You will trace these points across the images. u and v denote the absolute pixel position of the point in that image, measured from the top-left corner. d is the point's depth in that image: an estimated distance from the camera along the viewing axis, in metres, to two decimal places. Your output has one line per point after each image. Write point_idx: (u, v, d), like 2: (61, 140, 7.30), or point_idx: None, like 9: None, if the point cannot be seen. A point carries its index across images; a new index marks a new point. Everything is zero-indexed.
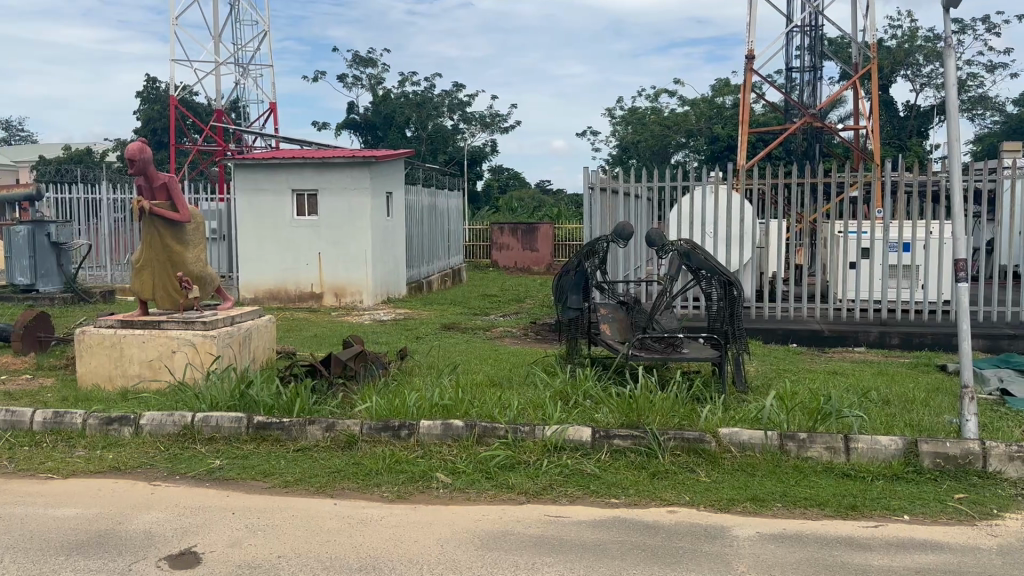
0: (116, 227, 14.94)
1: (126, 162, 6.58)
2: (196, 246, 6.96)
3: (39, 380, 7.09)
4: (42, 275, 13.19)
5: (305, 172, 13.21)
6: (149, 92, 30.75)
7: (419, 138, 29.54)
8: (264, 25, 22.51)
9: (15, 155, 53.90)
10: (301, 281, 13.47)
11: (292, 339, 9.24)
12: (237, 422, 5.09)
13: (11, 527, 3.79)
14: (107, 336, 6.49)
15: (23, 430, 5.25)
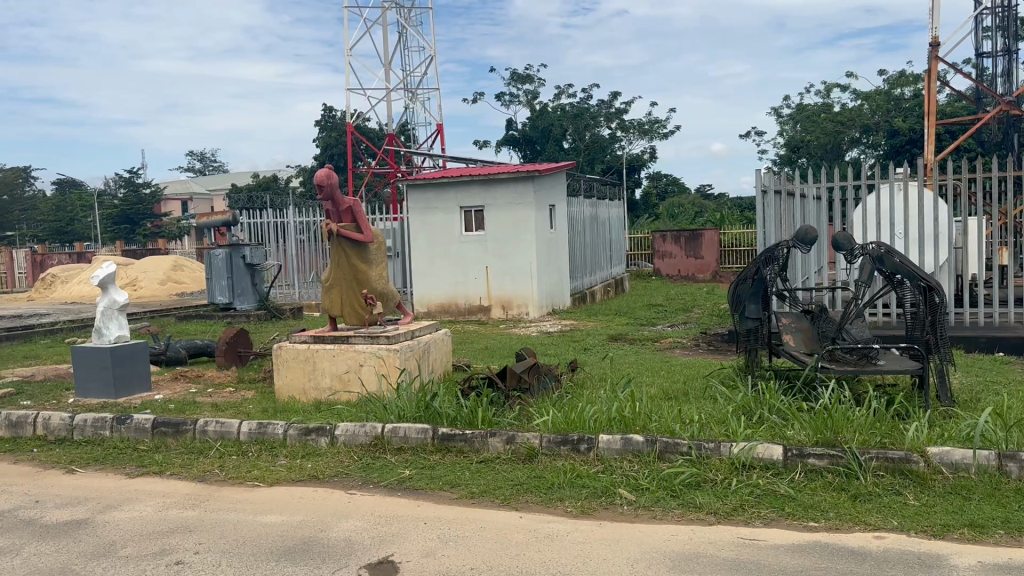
0: (302, 248, 16.08)
1: (315, 188, 7.05)
2: (378, 265, 7.34)
3: (241, 392, 7.70)
4: (239, 294, 14.41)
5: (471, 188, 13.58)
6: (325, 120, 33.00)
7: (577, 149, 29.70)
8: (430, 50, 23.51)
9: (211, 183, 59.71)
10: (469, 295, 13.85)
11: (465, 352, 9.50)
12: (423, 433, 5.28)
13: (225, 532, 4.10)
14: (301, 351, 6.94)
15: (231, 439, 5.70)
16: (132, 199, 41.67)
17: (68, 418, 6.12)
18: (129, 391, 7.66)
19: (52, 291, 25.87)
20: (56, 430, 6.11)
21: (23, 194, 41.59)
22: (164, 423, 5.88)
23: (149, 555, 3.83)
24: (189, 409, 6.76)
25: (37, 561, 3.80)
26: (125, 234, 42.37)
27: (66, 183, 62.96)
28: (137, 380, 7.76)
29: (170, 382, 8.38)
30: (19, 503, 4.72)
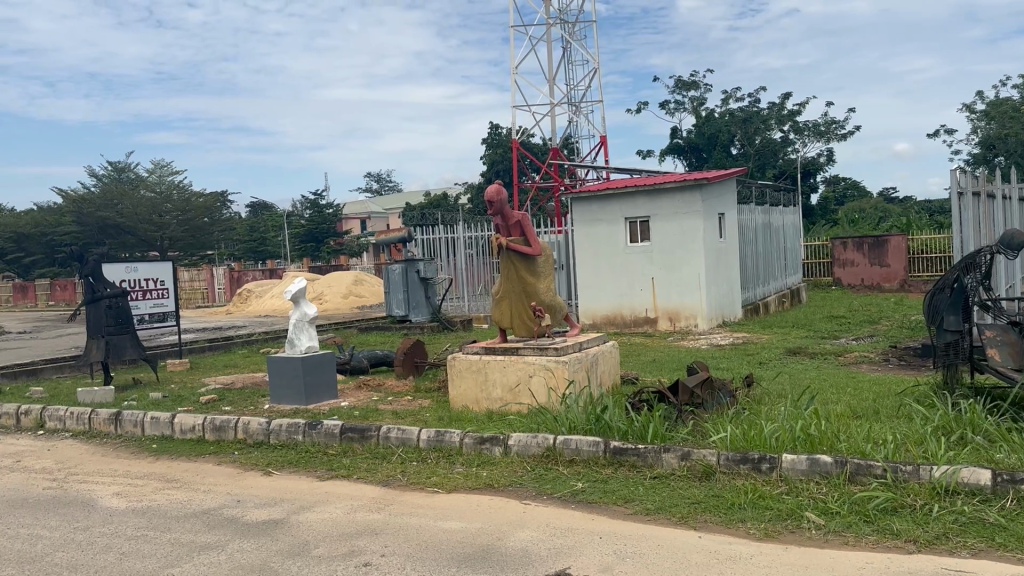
0: (471, 262, 16.59)
1: (485, 204, 7.26)
2: (546, 277, 7.41)
3: (419, 401, 8.03)
4: (414, 307, 15.09)
5: (637, 200, 13.45)
6: (491, 137, 33.95)
7: (747, 155, 28.69)
8: (594, 63, 23.60)
9: (385, 202, 63.02)
10: (636, 307, 13.70)
11: (634, 364, 9.39)
12: (595, 446, 5.26)
13: (410, 536, 4.28)
14: (473, 362, 7.13)
15: (411, 446, 5.96)
16: (317, 219, 44.92)
17: (264, 424, 6.64)
18: (318, 398, 8.21)
19: (248, 305, 28.27)
20: (254, 434, 6.64)
21: (223, 216, 45.82)
22: (350, 429, 6.25)
23: (340, 556, 4.06)
24: (371, 417, 7.14)
25: (241, 557, 4.14)
26: (310, 251, 45.61)
27: (259, 205, 68.69)
28: (325, 389, 8.30)
29: (354, 390, 8.89)
30: (224, 501, 5.17)
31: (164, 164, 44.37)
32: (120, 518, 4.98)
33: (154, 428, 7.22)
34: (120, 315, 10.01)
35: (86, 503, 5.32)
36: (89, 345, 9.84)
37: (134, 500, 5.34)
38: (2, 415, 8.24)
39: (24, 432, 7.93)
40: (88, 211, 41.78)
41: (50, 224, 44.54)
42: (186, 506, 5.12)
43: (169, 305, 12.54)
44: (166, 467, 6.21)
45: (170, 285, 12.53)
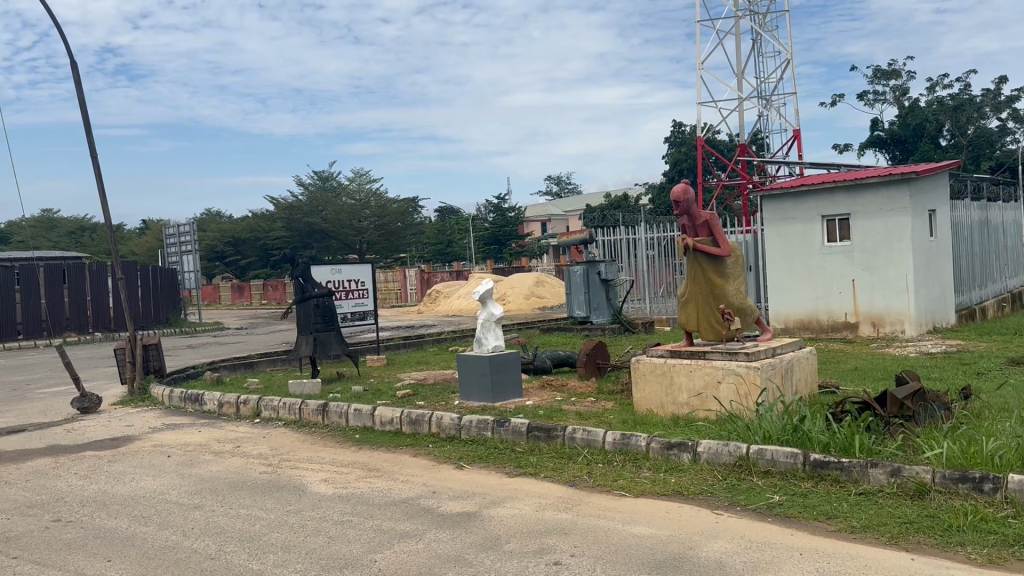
0: (652, 263, 16.36)
1: (671, 203, 7.12)
2: (736, 279, 7.15)
3: (602, 403, 8.01)
4: (594, 308, 15.10)
5: (835, 196, 12.65)
6: (674, 136, 33.40)
7: (957, 146, 26.19)
8: (786, 54, 22.50)
9: (568, 203, 63.70)
10: (833, 310, 12.88)
11: (830, 372, 8.82)
12: (793, 457, 4.99)
13: (599, 538, 4.26)
14: (658, 365, 6.99)
15: (597, 447, 5.95)
16: (500, 222, 46.22)
17: (456, 419, 6.90)
18: (504, 397, 8.41)
19: (437, 305, 29.61)
20: (447, 428, 6.91)
21: (414, 220, 48.38)
22: (537, 428, 6.34)
23: (531, 553, 4.12)
24: (556, 416, 7.20)
25: (438, 547, 4.31)
26: (494, 252, 47.06)
27: (446, 209, 71.88)
28: (511, 388, 8.49)
29: (538, 389, 9.02)
30: (421, 492, 5.42)
31: (363, 173, 47.49)
32: (327, 503, 5.36)
33: (355, 419, 7.73)
34: (326, 312, 10.81)
35: (298, 488, 5.78)
36: (299, 340, 10.71)
37: (339, 487, 5.73)
38: (226, 403, 9.15)
39: (244, 418, 8.77)
40: (297, 217, 45.68)
41: (264, 228, 49.12)
42: (387, 494, 5.42)
43: (368, 304, 13.39)
44: (367, 456, 6.62)
45: (369, 285, 13.37)
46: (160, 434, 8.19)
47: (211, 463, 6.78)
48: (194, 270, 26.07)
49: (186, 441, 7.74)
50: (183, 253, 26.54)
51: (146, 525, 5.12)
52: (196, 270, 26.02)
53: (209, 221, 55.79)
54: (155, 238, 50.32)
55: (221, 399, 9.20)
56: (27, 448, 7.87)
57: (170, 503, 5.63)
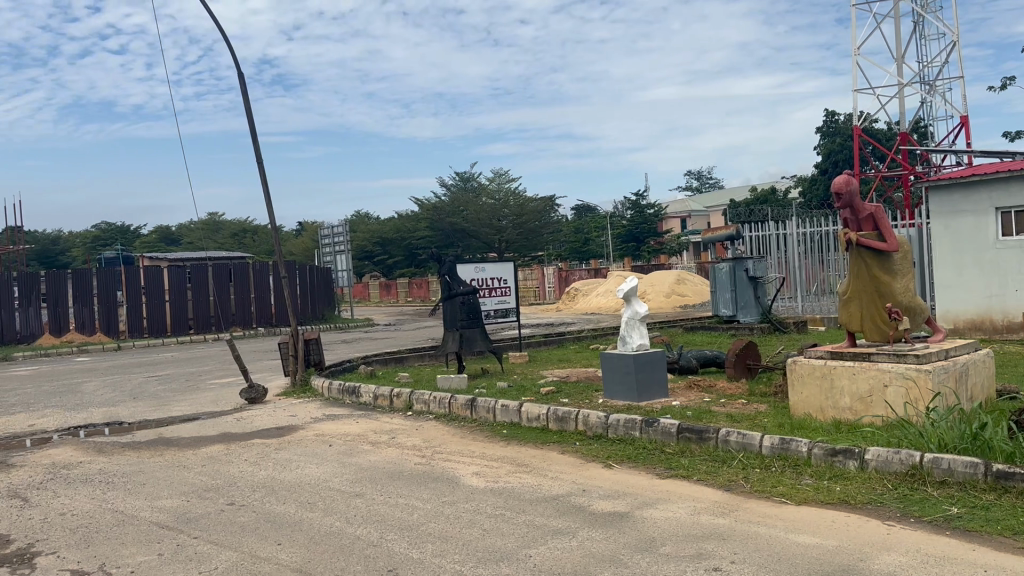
0: (804, 260, 15.61)
1: (832, 196, 6.76)
2: (904, 275, 6.68)
3: (754, 405, 7.72)
4: (742, 307, 14.59)
5: (1012, 186, 11.60)
6: (826, 126, 31.85)
7: None
8: (951, 36, 20.87)
9: (709, 198, 61.99)
10: (1009, 310, 11.83)
11: (1009, 377, 8.09)
12: (973, 467, 4.62)
13: (761, 545, 4.10)
14: (818, 367, 6.65)
15: (753, 451, 5.74)
16: (639, 219, 45.63)
17: (604, 417, 6.85)
18: (650, 396, 8.27)
19: (576, 303, 29.61)
20: (594, 426, 6.88)
21: (553, 218, 48.62)
22: (689, 429, 6.18)
23: (688, 557, 4.02)
24: (706, 418, 7.01)
25: (592, 546, 4.29)
26: (632, 250, 46.53)
27: (585, 207, 71.89)
28: (657, 387, 8.34)
29: (685, 390, 8.82)
30: (571, 489, 5.42)
31: (502, 173, 48.26)
32: (480, 496, 5.46)
33: (503, 415, 7.84)
34: (471, 309, 11.04)
35: (451, 480, 5.93)
36: (446, 337, 11.00)
37: (490, 481, 5.83)
38: (380, 395, 9.55)
39: (397, 411, 9.10)
40: (440, 217, 47.08)
41: (409, 229, 50.98)
42: (537, 490, 5.46)
43: (511, 302, 13.56)
44: (516, 451, 6.69)
45: (512, 283, 13.54)
46: (320, 424, 8.66)
47: (368, 453, 7.09)
48: (346, 269, 27.35)
49: (344, 431, 8.13)
50: (336, 252, 27.92)
51: (312, 511, 5.41)
52: (348, 269, 27.28)
53: (358, 222, 58.56)
54: (310, 239, 53.40)
55: (375, 392, 9.60)
56: (203, 434, 8.53)
57: (333, 491, 5.92)
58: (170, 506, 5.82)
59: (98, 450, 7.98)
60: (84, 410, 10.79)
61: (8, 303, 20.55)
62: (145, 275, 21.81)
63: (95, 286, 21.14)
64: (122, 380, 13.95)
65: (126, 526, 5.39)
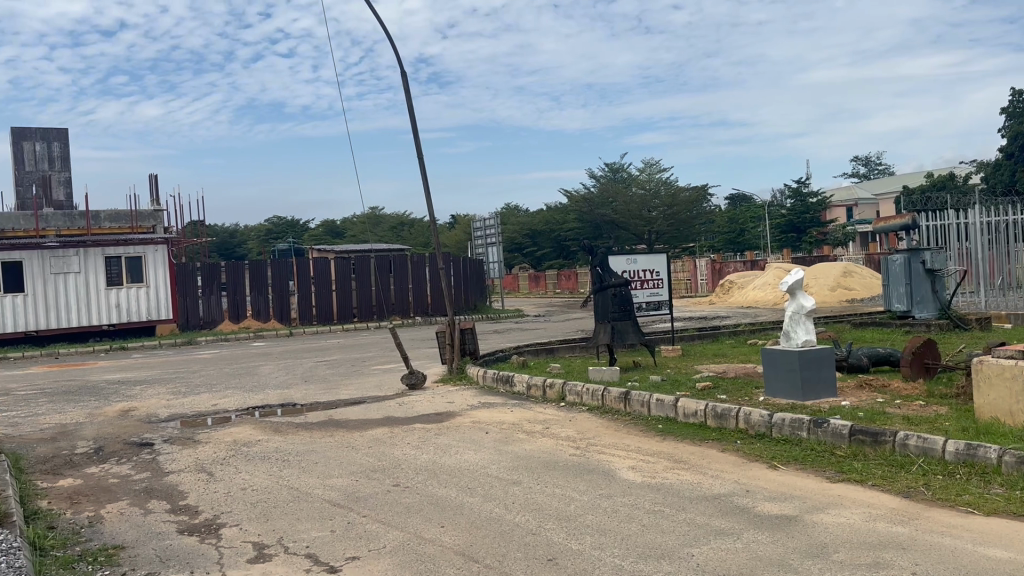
0: (990, 250, 14.31)
1: None
2: None
3: (933, 407, 7.15)
4: (918, 301, 13.58)
5: None
6: (1013, 105, 29.09)
7: None
8: None
9: (877, 185, 58.09)
10: None
11: None
12: None
13: (945, 558, 3.79)
14: (1007, 368, 6.07)
15: (933, 456, 5.32)
16: (799, 208, 43.58)
17: (767, 416, 6.58)
18: (816, 396, 7.86)
19: (731, 296, 28.67)
20: (757, 425, 6.63)
21: (706, 209, 47.31)
22: (861, 431, 5.83)
23: (864, 565, 3.79)
24: (880, 419, 6.57)
25: (758, 548, 4.13)
26: (791, 241, 44.46)
27: (740, 196, 69.50)
28: (824, 387, 7.91)
29: (854, 389, 8.30)
30: (734, 489, 5.25)
31: (653, 163, 47.51)
32: (637, 491, 5.40)
33: (659, 409, 7.71)
34: (624, 301, 10.93)
35: (607, 472, 5.90)
36: (598, 328, 10.96)
37: (647, 476, 5.75)
38: (534, 386, 9.66)
39: (550, 402, 9.17)
40: (590, 209, 47.07)
41: (559, 221, 51.35)
42: (697, 488, 5.32)
43: (663, 294, 13.32)
44: (674, 447, 6.56)
45: (665, 275, 13.30)
46: (476, 411, 8.88)
47: (524, 442, 7.18)
48: (497, 260, 27.88)
49: (500, 420, 8.29)
50: (488, 245, 28.50)
51: (472, 497, 5.55)
52: (499, 261, 27.81)
53: (509, 214, 59.58)
54: (463, 232, 54.95)
55: (529, 382, 9.73)
56: (368, 418, 8.97)
57: (492, 477, 6.06)
58: (340, 485, 6.17)
59: (274, 430, 8.58)
60: (261, 392, 11.65)
61: (194, 289, 22.05)
62: (314, 267, 23.33)
63: (270, 275, 22.80)
64: (294, 364, 14.95)
65: (301, 502, 5.76)
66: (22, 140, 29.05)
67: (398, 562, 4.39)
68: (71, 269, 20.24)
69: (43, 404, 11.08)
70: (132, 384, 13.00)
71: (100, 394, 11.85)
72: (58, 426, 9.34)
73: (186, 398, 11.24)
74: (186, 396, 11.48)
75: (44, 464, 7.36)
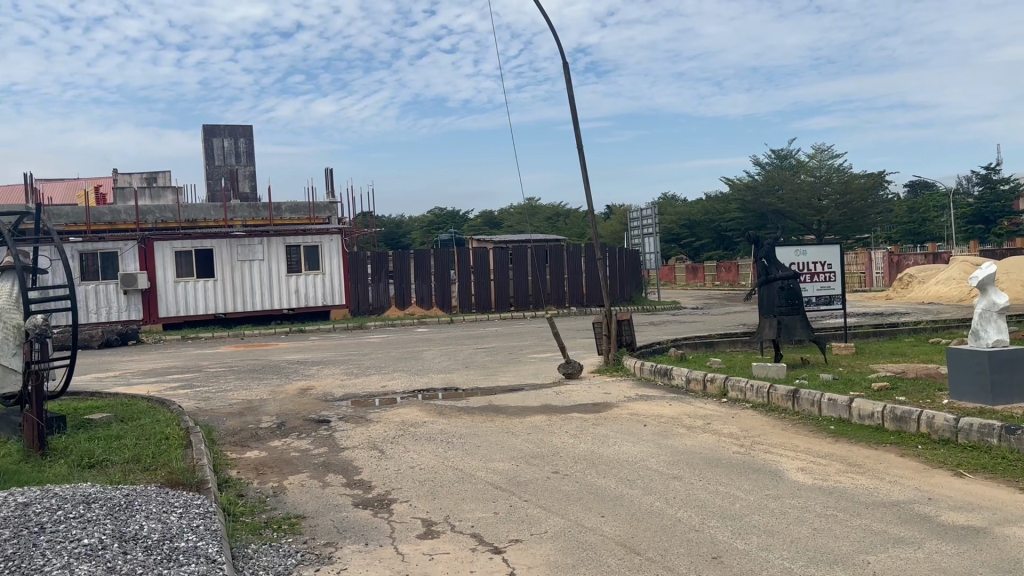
0: None
1: None
2: None
3: None
4: None
5: None
6: None
7: None
8: None
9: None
10: None
11: None
12: None
13: None
14: None
15: None
16: (989, 196, 40.04)
17: (953, 420, 6.08)
18: (1008, 401, 7.17)
19: (909, 291, 26.68)
20: (940, 430, 6.14)
21: (882, 197, 44.22)
22: None
23: None
24: None
25: (942, 560, 3.85)
26: (979, 233, 40.74)
27: (920, 183, 64.52)
28: (1018, 391, 7.19)
29: None
30: (914, 496, 4.90)
31: (824, 149, 44.96)
32: (807, 493, 5.16)
33: (830, 410, 7.33)
34: (791, 295, 10.41)
35: (774, 473, 5.68)
36: (762, 323, 10.54)
37: (818, 478, 5.49)
38: (694, 379, 9.44)
39: (712, 397, 8.94)
40: (752, 198, 45.40)
41: (720, 211, 49.90)
42: (874, 494, 5.02)
43: (836, 288, 12.58)
44: (847, 450, 6.21)
45: (838, 268, 12.57)
46: (634, 403, 8.82)
47: (685, 437, 7.05)
48: (653, 252, 27.41)
49: (659, 413, 8.18)
50: (644, 235, 27.83)
51: (633, 488, 5.52)
52: (657, 252, 27.08)
53: (667, 204, 58.45)
54: (619, 222, 54.55)
55: (689, 376, 9.52)
56: (527, 405, 9.14)
57: (652, 470, 5.99)
58: (501, 469, 6.33)
59: (438, 412, 8.93)
60: (425, 376, 12.16)
61: (364, 276, 23.28)
62: (473, 256, 24.00)
63: (433, 264, 23.66)
64: (456, 350, 15.49)
65: (466, 483, 5.97)
66: (212, 137, 31.76)
67: (561, 548, 4.45)
68: (255, 257, 21.94)
69: (233, 380, 12.14)
70: (309, 364, 13.96)
71: (282, 373, 12.83)
72: (245, 401, 10.20)
73: (357, 379, 11.93)
74: (356, 377, 12.18)
75: (234, 436, 8.06)
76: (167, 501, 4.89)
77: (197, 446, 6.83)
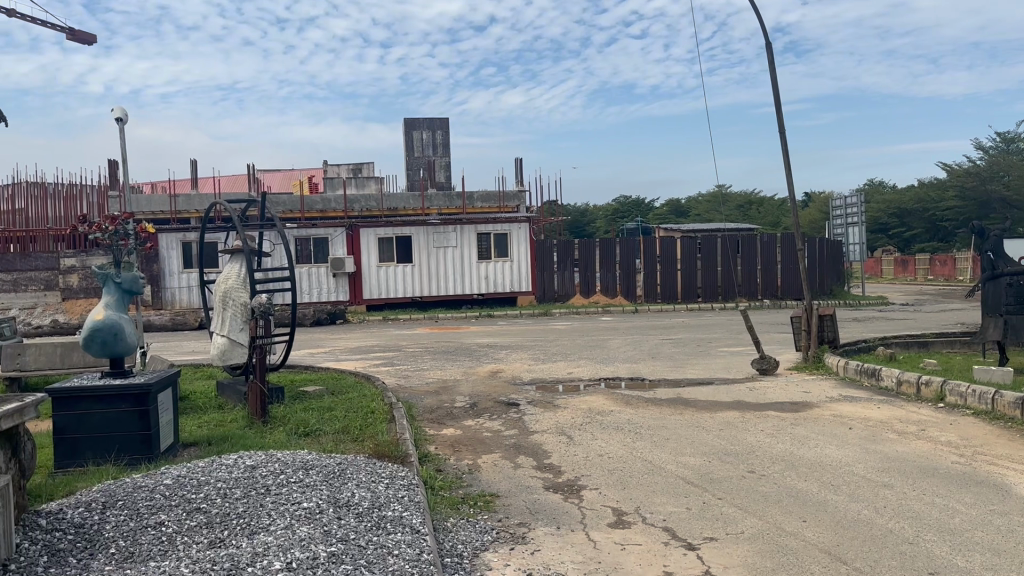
0: None
1: None
2: None
3: None
4: None
5: None
6: None
7: None
8: None
9: None
10: None
11: None
12: None
13: None
14: None
15: None
16: None
17: None
18: None
19: None
20: None
21: None
22: None
23: None
24: None
25: None
26: None
27: None
28: None
29: None
30: None
31: None
32: None
33: None
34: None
35: (1001, 487, 5.11)
36: (987, 323, 9.51)
37: None
38: (906, 381, 8.71)
39: (927, 401, 8.20)
40: (972, 185, 41.07)
41: (934, 198, 45.54)
42: None
43: None
44: None
45: None
46: (836, 404, 8.29)
47: (895, 443, 6.52)
48: (858, 243, 25.54)
49: (865, 416, 7.63)
50: (848, 225, 26.02)
51: (836, 494, 5.19)
52: (861, 243, 25.22)
53: (873, 190, 54.19)
54: (818, 210, 51.36)
55: (900, 377, 8.79)
56: (717, 399, 8.86)
57: (858, 476, 5.60)
58: (693, 463, 6.18)
59: (625, 402, 8.89)
60: (612, 364, 12.14)
61: (550, 264, 23.61)
62: (660, 246, 23.56)
63: (618, 253, 23.53)
64: (642, 340, 15.32)
65: (655, 475, 5.89)
66: (412, 130, 33.63)
67: (759, 550, 4.27)
68: (449, 243, 22.91)
69: (429, 361, 12.77)
70: (498, 348, 14.38)
71: (473, 356, 13.31)
72: (441, 381, 10.70)
73: (545, 365, 12.14)
74: (544, 362, 12.39)
75: (432, 413, 8.48)
76: (375, 472, 5.22)
77: (400, 422, 7.24)
